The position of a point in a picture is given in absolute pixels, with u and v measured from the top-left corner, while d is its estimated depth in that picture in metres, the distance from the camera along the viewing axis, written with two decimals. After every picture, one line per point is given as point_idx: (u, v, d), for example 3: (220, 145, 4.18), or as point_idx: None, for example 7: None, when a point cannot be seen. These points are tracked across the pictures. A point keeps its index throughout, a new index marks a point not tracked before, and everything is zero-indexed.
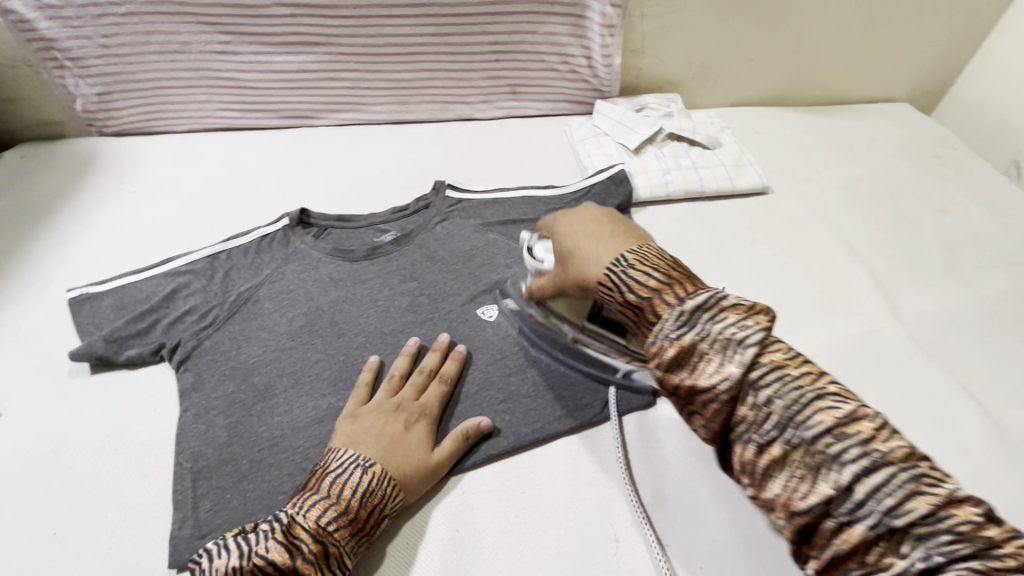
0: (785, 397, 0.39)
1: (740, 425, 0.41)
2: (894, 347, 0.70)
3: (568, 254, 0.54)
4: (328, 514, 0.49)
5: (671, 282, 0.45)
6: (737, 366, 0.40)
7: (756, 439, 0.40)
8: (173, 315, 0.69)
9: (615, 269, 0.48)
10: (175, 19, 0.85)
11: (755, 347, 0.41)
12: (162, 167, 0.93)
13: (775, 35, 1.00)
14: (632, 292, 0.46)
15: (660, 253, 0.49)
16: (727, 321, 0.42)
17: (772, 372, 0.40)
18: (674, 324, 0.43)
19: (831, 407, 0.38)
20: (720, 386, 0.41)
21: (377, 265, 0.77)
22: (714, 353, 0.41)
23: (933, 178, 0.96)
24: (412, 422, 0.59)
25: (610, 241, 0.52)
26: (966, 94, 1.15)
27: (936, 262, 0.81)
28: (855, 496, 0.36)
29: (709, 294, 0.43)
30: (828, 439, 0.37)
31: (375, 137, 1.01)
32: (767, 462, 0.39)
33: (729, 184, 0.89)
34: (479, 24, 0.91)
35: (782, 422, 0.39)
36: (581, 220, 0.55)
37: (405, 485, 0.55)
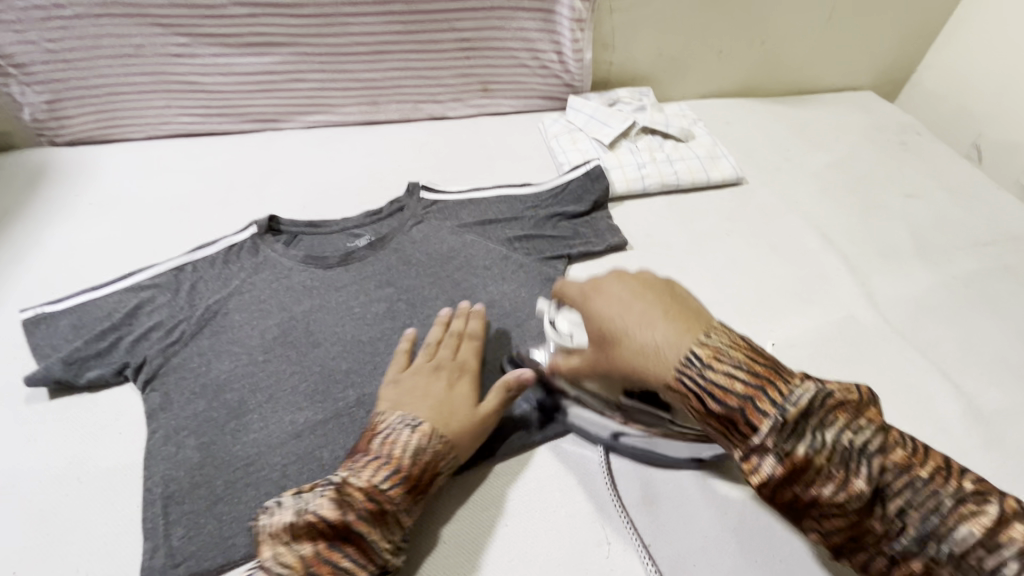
0: (914, 506, 0.39)
1: (869, 536, 0.41)
2: (871, 332, 0.71)
3: (618, 343, 0.47)
4: (381, 474, 0.49)
5: (758, 385, 0.41)
6: (862, 483, 0.39)
7: (886, 549, 0.40)
8: (137, 332, 0.66)
9: (688, 373, 0.43)
10: (126, 21, 0.81)
11: (876, 455, 0.40)
12: (120, 178, 0.89)
13: (742, 27, 1.01)
14: (717, 402, 0.42)
15: (732, 341, 0.44)
16: (836, 429, 0.40)
17: (898, 481, 0.40)
18: (771, 436, 0.40)
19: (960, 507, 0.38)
20: (849, 505, 0.40)
21: (352, 271, 0.75)
22: (832, 468, 0.40)
23: (900, 164, 0.98)
24: (454, 379, 0.59)
25: (668, 327, 0.45)
26: (927, 81, 1.18)
27: (906, 246, 0.83)
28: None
29: (814, 397, 0.40)
30: (969, 548, 0.37)
31: (345, 139, 0.98)
32: (901, 572, 0.40)
33: (704, 177, 0.90)
34: (447, 21, 0.89)
35: (916, 534, 0.39)
36: (618, 294, 0.49)
37: (457, 443, 0.55)
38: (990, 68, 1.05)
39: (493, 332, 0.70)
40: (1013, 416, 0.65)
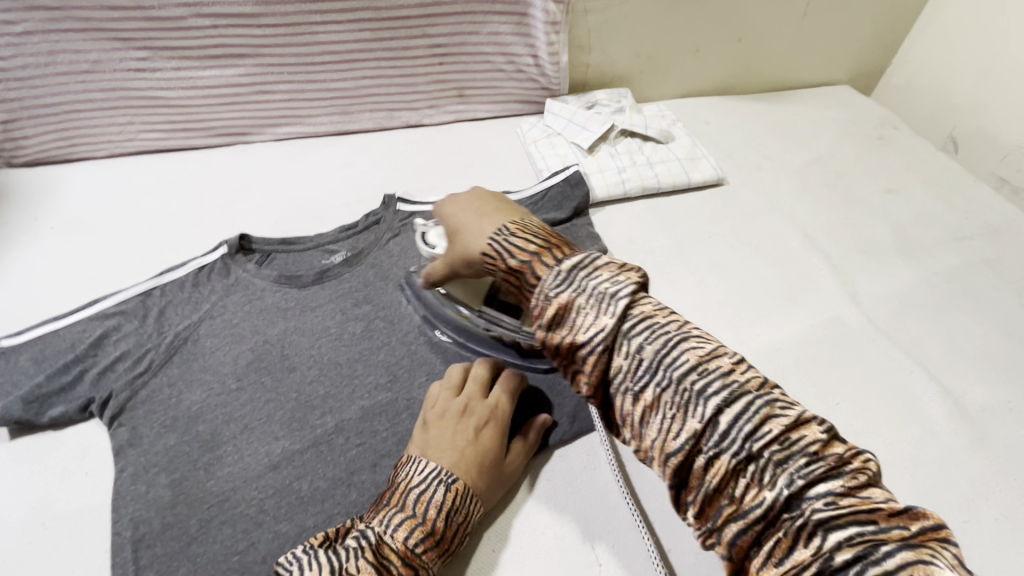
0: (653, 341, 0.40)
1: (616, 375, 0.41)
2: (857, 333, 0.71)
3: (455, 231, 0.54)
4: (416, 536, 0.47)
5: (548, 247, 0.46)
6: (611, 317, 0.41)
7: (630, 387, 0.41)
8: (102, 364, 0.63)
9: (497, 239, 0.49)
10: (82, 36, 0.77)
11: (627, 297, 0.42)
12: (83, 198, 0.85)
13: (718, 25, 1.00)
14: (514, 259, 0.47)
15: (541, 224, 0.50)
16: (600, 277, 0.43)
17: (642, 322, 0.41)
18: (554, 280, 0.43)
19: (693, 347, 0.40)
20: (595, 337, 0.41)
21: (327, 289, 0.73)
22: (588, 306, 0.42)
23: (879, 158, 0.98)
24: (481, 429, 0.55)
25: (491, 215, 0.52)
26: (901, 74, 1.18)
27: (888, 242, 0.83)
28: (720, 428, 0.37)
29: (585, 256, 0.44)
30: (694, 376, 0.39)
31: (318, 150, 0.95)
32: (641, 409, 0.40)
33: (685, 178, 0.88)
34: (418, 27, 0.87)
35: (653, 366, 0.40)
36: (469, 197, 0.57)
37: (480, 499, 0.53)
38: (963, 59, 1.06)
39: (476, 349, 0.68)
40: (999, 413, 0.65)
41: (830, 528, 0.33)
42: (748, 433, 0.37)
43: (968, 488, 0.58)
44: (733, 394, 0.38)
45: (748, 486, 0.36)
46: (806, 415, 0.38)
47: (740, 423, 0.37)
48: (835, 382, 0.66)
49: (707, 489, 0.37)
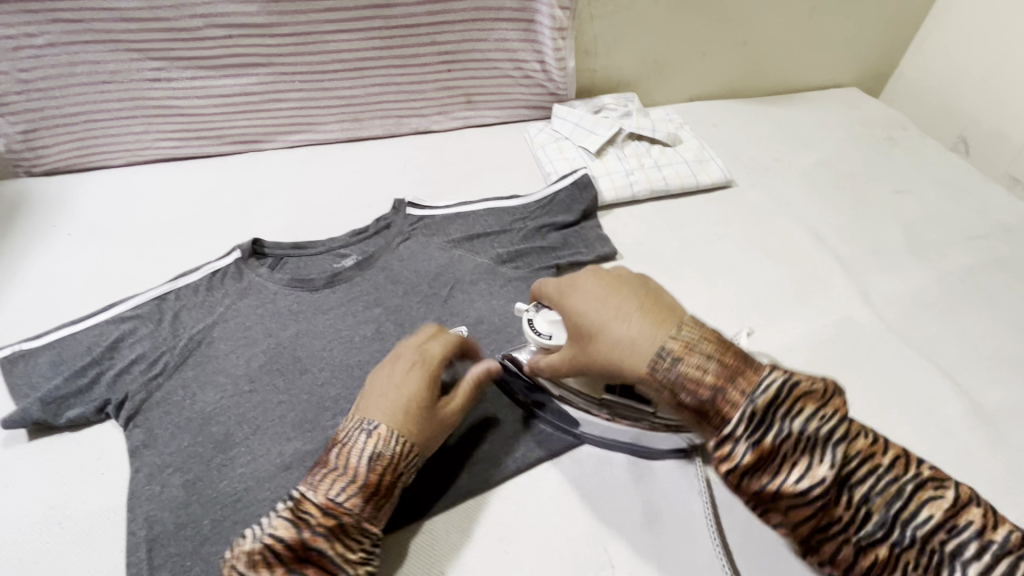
0: (883, 494, 0.42)
1: (835, 526, 0.42)
2: (869, 333, 0.70)
3: (591, 334, 0.51)
4: (336, 486, 0.48)
5: (727, 378, 0.44)
6: (828, 468, 0.41)
7: (855, 539, 0.42)
8: (118, 366, 0.64)
9: (659, 364, 0.46)
10: (99, 48, 0.79)
11: (844, 444, 0.42)
12: (101, 206, 0.87)
13: (724, 30, 1.01)
14: (688, 391, 0.45)
15: (702, 335, 0.47)
16: (803, 418, 0.43)
17: (863, 466, 0.42)
18: (744, 428, 0.43)
19: (933, 497, 0.41)
20: (814, 491, 0.41)
21: (339, 293, 0.73)
22: (800, 454, 0.42)
23: (888, 158, 0.97)
24: (429, 389, 0.54)
25: (638, 320, 0.49)
26: (910, 75, 1.18)
27: (899, 242, 0.82)
28: None
29: (781, 385, 0.44)
30: (937, 533, 0.40)
31: (329, 157, 0.97)
32: (870, 561, 0.42)
33: (693, 181, 0.89)
34: (426, 35, 0.88)
35: (885, 521, 0.42)
36: (602, 289, 0.53)
37: (413, 447, 0.51)
38: (972, 59, 1.06)
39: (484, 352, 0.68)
40: (1017, 414, 0.64)
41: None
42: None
43: (988, 490, 0.57)
44: (978, 550, 0.39)
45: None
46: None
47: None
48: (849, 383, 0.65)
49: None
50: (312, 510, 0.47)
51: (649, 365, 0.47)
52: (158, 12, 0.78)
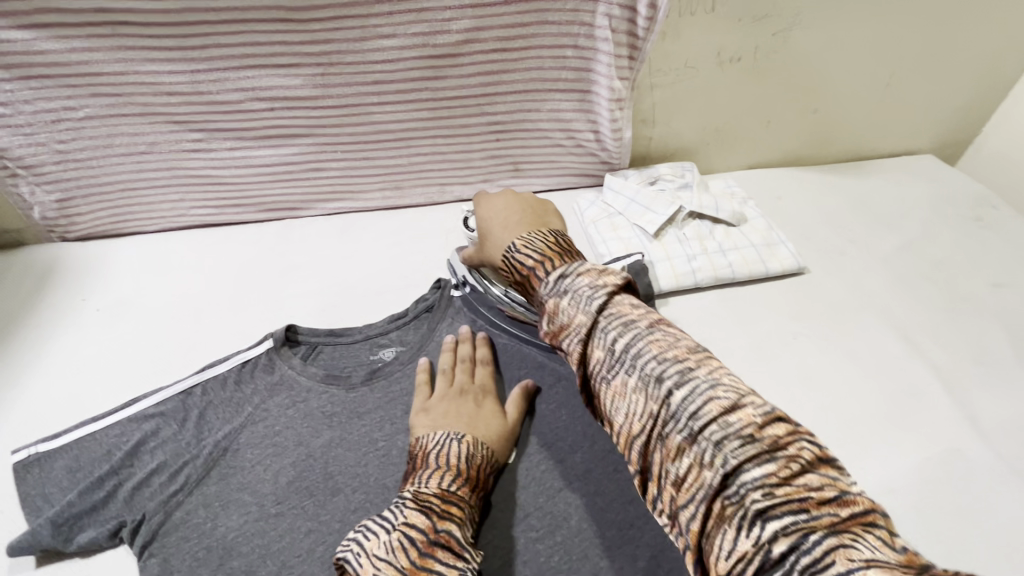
0: (623, 335, 0.45)
1: (594, 366, 0.46)
2: (982, 472, 0.61)
3: (485, 236, 0.67)
4: (446, 479, 0.52)
5: (544, 258, 0.54)
6: (582, 313, 0.47)
7: (604, 374, 0.45)
8: (137, 477, 0.59)
9: (507, 253, 0.58)
10: (140, 120, 0.76)
11: (603, 297, 0.47)
12: (132, 277, 0.83)
13: (793, 97, 0.93)
14: (518, 271, 0.56)
15: (546, 236, 0.58)
16: (583, 281, 0.49)
17: (617, 317, 0.46)
18: (546, 290, 0.51)
19: (658, 341, 0.44)
20: (573, 332, 0.47)
21: (377, 391, 0.68)
22: (568, 305, 0.48)
23: (981, 243, 0.88)
24: (479, 400, 0.63)
25: (513, 228, 0.64)
26: (994, 146, 1.09)
27: (1006, 352, 0.72)
28: (674, 412, 0.40)
29: (570, 265, 0.52)
30: (654, 365, 0.43)
31: (367, 227, 0.92)
32: (613, 396, 0.44)
33: (762, 268, 0.81)
34: (475, 105, 0.83)
35: (620, 357, 0.45)
36: (500, 206, 0.68)
37: (497, 445, 0.59)
38: None
39: (534, 475, 0.60)
40: None
41: (766, 517, 0.35)
42: (691, 414, 0.40)
43: None
44: (686, 381, 0.41)
45: (692, 468, 0.39)
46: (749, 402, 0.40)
47: (690, 407, 0.40)
48: (963, 537, 0.56)
49: (664, 473, 0.40)
50: (431, 497, 0.50)
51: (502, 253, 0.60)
52: (202, 86, 0.74)
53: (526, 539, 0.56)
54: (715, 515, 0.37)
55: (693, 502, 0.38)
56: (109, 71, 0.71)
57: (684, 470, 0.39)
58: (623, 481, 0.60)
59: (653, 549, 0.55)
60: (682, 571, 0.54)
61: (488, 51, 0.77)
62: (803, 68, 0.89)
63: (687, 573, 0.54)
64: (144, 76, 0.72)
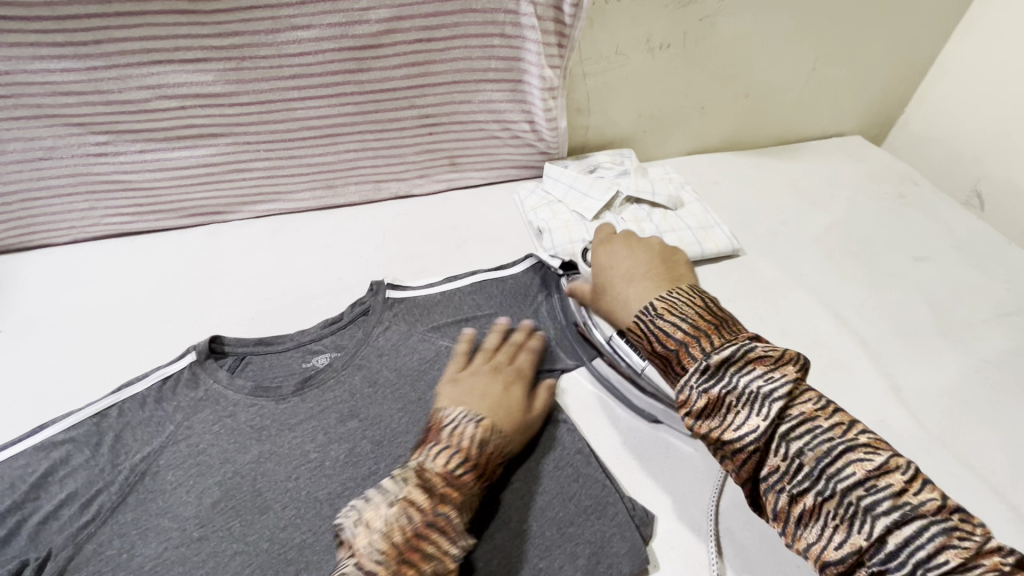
0: (816, 450, 0.44)
1: (773, 476, 0.45)
2: (907, 441, 0.63)
3: (605, 287, 0.64)
4: (454, 461, 0.52)
5: (696, 333, 0.50)
6: (764, 420, 0.45)
7: (791, 490, 0.44)
8: (46, 510, 0.55)
9: (643, 319, 0.54)
10: (34, 124, 0.70)
11: (783, 403, 0.45)
12: (40, 295, 0.77)
13: (725, 82, 0.95)
14: (659, 344, 0.52)
15: (690, 301, 0.54)
16: (755, 376, 0.47)
17: (804, 427, 0.45)
18: (698, 375, 0.49)
19: (861, 459, 0.43)
20: (750, 439, 0.46)
21: (308, 401, 0.65)
22: (743, 406, 0.46)
23: (905, 220, 0.91)
24: (509, 383, 0.62)
25: (640, 285, 0.60)
26: (915, 125, 1.13)
27: (927, 324, 0.75)
28: (889, 547, 0.40)
29: (737, 347, 0.49)
30: (861, 490, 0.42)
31: (299, 228, 0.88)
32: (802, 512, 0.44)
33: (698, 250, 0.81)
34: (405, 99, 0.80)
35: (818, 475, 0.43)
36: (627, 256, 0.65)
37: (511, 435, 0.58)
38: (984, 112, 1.01)
39: None
40: None
41: None
42: (918, 558, 0.39)
43: None
44: (903, 517, 0.40)
45: None
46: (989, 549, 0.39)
47: (911, 548, 0.40)
48: None
49: None
50: (433, 476, 0.50)
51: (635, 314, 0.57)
52: (101, 84, 0.69)
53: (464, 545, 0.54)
54: None
55: None
56: None
57: None
58: (563, 478, 0.59)
59: (592, 546, 0.55)
60: (620, 566, 0.54)
61: (412, 42, 0.74)
62: (732, 53, 0.90)
63: (625, 567, 0.54)
64: (33, 75, 0.66)
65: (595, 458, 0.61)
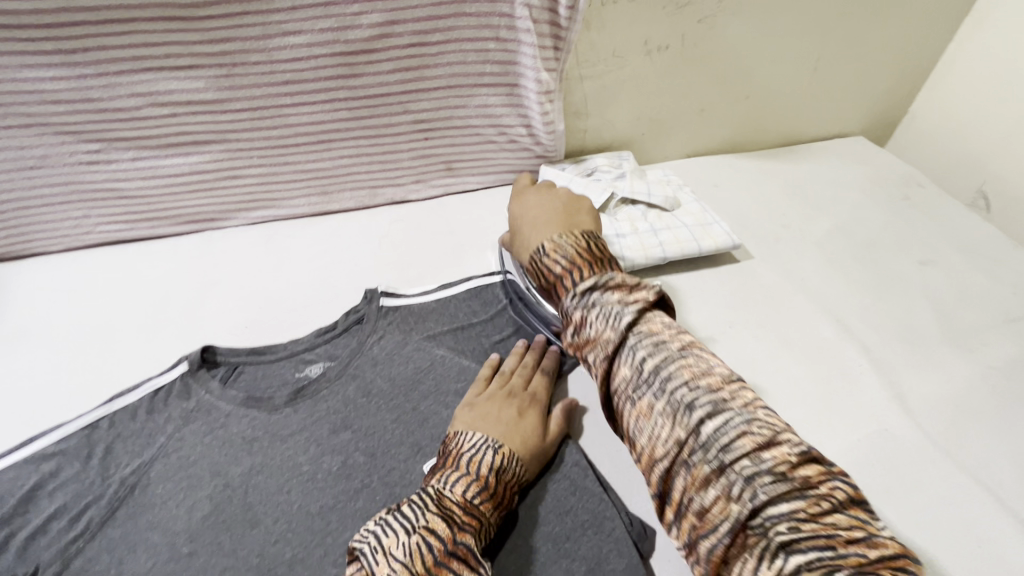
0: (655, 358, 0.50)
1: (620, 384, 0.51)
2: (911, 451, 0.62)
3: (518, 233, 0.69)
4: (472, 489, 0.51)
5: (573, 268, 0.58)
6: (614, 332, 0.52)
7: (632, 395, 0.50)
8: (35, 524, 0.55)
9: (537, 257, 0.62)
10: (25, 132, 0.70)
11: (631, 318, 0.52)
12: (32, 304, 0.76)
13: (725, 84, 0.93)
14: (547, 277, 0.60)
15: (576, 242, 0.61)
16: (613, 299, 0.54)
17: (648, 341, 0.51)
18: (573, 301, 0.55)
19: (692, 368, 0.49)
20: (603, 349, 0.52)
21: (301, 412, 0.64)
22: (600, 322, 0.53)
23: (909, 223, 0.90)
24: (525, 407, 0.61)
25: (545, 228, 0.65)
26: (920, 125, 1.11)
27: (932, 330, 0.74)
28: (703, 438, 0.45)
29: (601, 277, 0.55)
30: (686, 392, 0.47)
31: (294, 235, 0.87)
32: (639, 416, 0.49)
33: (694, 248, 0.79)
34: (399, 104, 0.79)
35: (654, 381, 0.49)
36: (535, 205, 0.70)
37: (527, 459, 0.57)
38: (990, 112, 0.99)
39: None
40: None
41: (791, 551, 0.40)
42: (721, 445, 0.44)
43: None
44: (716, 412, 0.46)
45: (718, 499, 0.43)
46: (782, 439, 0.44)
47: (720, 439, 0.44)
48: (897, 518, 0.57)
49: (683, 494, 0.45)
50: (450, 504, 0.50)
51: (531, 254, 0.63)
52: (91, 93, 0.68)
53: None
54: (738, 544, 0.42)
55: (717, 533, 0.43)
56: None
57: (710, 502, 0.43)
58: (560, 492, 0.58)
59: (588, 562, 0.54)
60: None
61: (405, 47, 0.73)
62: (731, 55, 0.89)
63: None
64: (22, 84, 0.65)
65: (592, 470, 0.60)
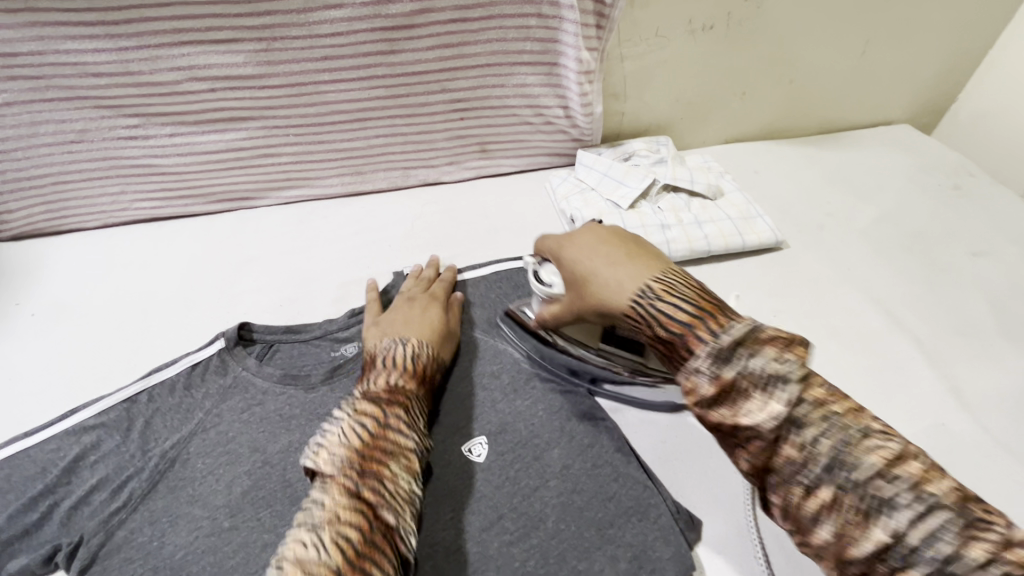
0: (829, 436, 0.41)
1: (785, 467, 0.42)
2: (968, 446, 0.59)
3: (584, 279, 0.55)
4: (395, 375, 0.56)
5: (698, 318, 0.47)
6: (782, 404, 0.42)
7: (802, 481, 0.41)
8: (76, 495, 0.55)
9: (641, 303, 0.50)
10: (66, 106, 0.69)
11: (798, 383, 0.42)
12: (71, 279, 0.77)
13: (769, 66, 0.90)
14: (663, 328, 0.48)
15: (685, 282, 0.51)
16: (765, 355, 0.43)
17: (815, 410, 0.42)
18: (707, 359, 0.45)
19: (871, 444, 0.40)
20: (767, 425, 0.42)
21: (337, 390, 0.63)
22: (756, 388, 0.43)
23: (961, 212, 0.86)
24: (428, 307, 0.66)
25: (627, 267, 0.53)
26: (968, 113, 1.07)
27: (989, 323, 0.71)
28: (891, 524, 0.38)
29: (744, 327, 0.45)
30: (863, 469, 0.39)
31: (327, 215, 0.86)
32: (814, 507, 0.41)
33: (739, 241, 0.77)
34: (437, 82, 0.78)
35: (827, 464, 0.40)
36: (594, 241, 0.57)
37: (440, 350, 0.62)
38: None
39: (507, 475, 0.57)
40: None
41: None
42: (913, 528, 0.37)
43: None
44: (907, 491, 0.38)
45: None
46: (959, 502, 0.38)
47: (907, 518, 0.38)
48: None
49: None
50: (369, 415, 0.50)
51: (628, 301, 0.51)
52: (131, 65, 0.68)
53: (500, 544, 0.52)
54: None
55: None
56: (24, 50, 0.64)
57: None
58: (603, 477, 0.57)
59: (633, 548, 0.52)
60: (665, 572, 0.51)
61: (446, 23, 0.72)
62: (778, 36, 0.86)
63: (667, 570, 0.51)
64: (65, 56, 0.65)
65: (635, 457, 0.59)
